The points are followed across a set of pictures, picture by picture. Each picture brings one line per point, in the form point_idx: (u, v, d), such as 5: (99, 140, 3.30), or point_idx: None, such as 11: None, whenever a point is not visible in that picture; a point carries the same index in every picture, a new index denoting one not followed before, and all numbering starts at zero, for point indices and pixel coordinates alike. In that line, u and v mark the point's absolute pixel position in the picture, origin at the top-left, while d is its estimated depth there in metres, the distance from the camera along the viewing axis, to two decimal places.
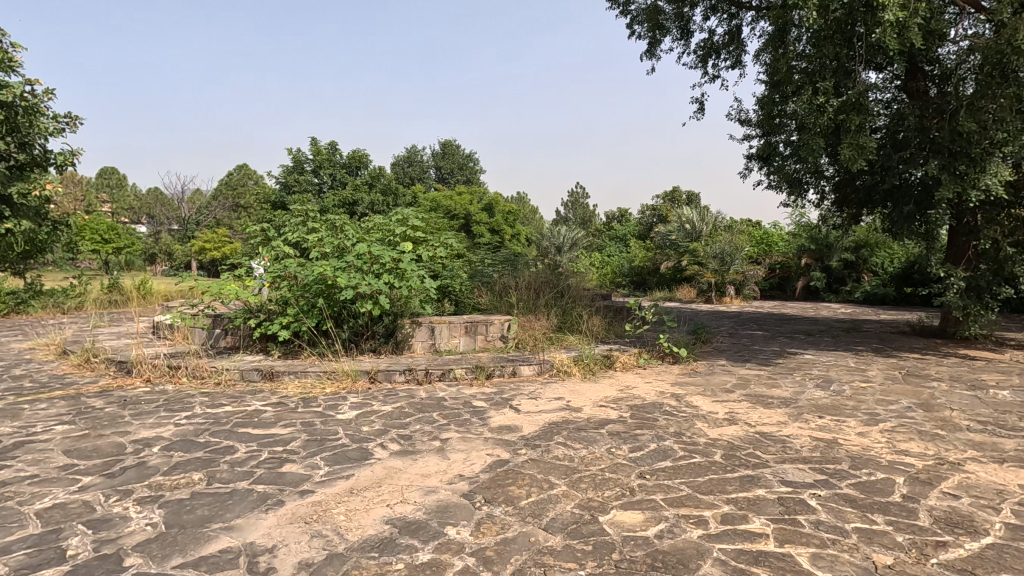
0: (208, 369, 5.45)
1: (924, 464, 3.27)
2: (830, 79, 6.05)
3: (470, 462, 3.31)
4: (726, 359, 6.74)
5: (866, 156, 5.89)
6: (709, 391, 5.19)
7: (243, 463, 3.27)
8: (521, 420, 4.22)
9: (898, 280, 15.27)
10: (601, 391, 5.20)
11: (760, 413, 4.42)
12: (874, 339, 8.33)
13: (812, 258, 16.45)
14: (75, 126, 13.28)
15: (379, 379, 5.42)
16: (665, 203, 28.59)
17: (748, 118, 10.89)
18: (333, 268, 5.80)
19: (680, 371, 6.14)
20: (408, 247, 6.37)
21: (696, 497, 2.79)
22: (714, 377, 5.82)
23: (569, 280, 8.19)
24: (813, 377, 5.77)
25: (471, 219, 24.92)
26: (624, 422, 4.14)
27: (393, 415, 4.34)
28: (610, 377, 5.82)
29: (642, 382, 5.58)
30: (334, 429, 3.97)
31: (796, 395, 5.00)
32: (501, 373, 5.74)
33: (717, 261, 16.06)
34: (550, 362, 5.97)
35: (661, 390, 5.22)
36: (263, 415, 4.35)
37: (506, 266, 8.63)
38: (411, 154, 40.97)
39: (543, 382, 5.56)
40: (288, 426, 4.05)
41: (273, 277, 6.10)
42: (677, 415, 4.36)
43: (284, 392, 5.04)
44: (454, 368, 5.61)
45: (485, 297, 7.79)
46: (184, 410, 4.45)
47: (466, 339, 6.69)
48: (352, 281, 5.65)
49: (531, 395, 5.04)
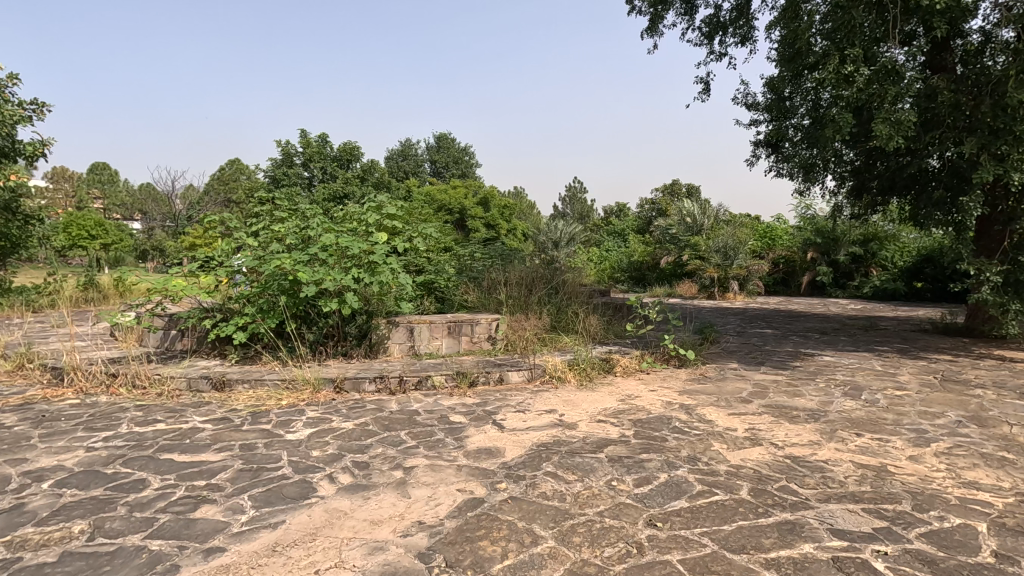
0: (150, 377, 4.77)
1: (1004, 503, 2.61)
2: (860, 46, 5.35)
3: (434, 503, 2.64)
4: (738, 363, 6.07)
5: (901, 132, 5.17)
6: (723, 401, 4.53)
7: (147, 505, 2.59)
8: (504, 441, 3.54)
9: (908, 275, 14.72)
10: (599, 402, 4.52)
11: (787, 430, 3.75)
12: (895, 338, 7.69)
13: (818, 252, 15.83)
14: (44, 113, 12.55)
15: (345, 389, 4.74)
16: (664, 197, 28.02)
17: (755, 102, 10.26)
18: (294, 262, 5.14)
19: (688, 377, 5.46)
20: (383, 238, 5.72)
21: (724, 558, 2.12)
22: (726, 383, 5.15)
23: (564, 275, 7.50)
24: (838, 383, 5.11)
25: (466, 214, 24.22)
26: (626, 444, 3.47)
27: (353, 435, 3.66)
28: (609, 383, 5.15)
29: (646, 390, 4.92)
30: (277, 454, 3.29)
31: (824, 406, 4.33)
32: (486, 380, 5.06)
33: (719, 255, 15.48)
34: (541, 367, 5.30)
35: (668, 401, 4.55)
36: (198, 434, 3.65)
37: (497, 261, 7.94)
38: (404, 148, 40.20)
39: (533, 391, 4.89)
40: (223, 450, 3.36)
41: (229, 273, 5.42)
42: (689, 434, 3.69)
43: (233, 404, 4.36)
44: (432, 376, 4.95)
45: (472, 294, 7.12)
46: (105, 429, 3.76)
47: (449, 341, 6.03)
48: (315, 276, 4.97)
49: (518, 407, 4.36)
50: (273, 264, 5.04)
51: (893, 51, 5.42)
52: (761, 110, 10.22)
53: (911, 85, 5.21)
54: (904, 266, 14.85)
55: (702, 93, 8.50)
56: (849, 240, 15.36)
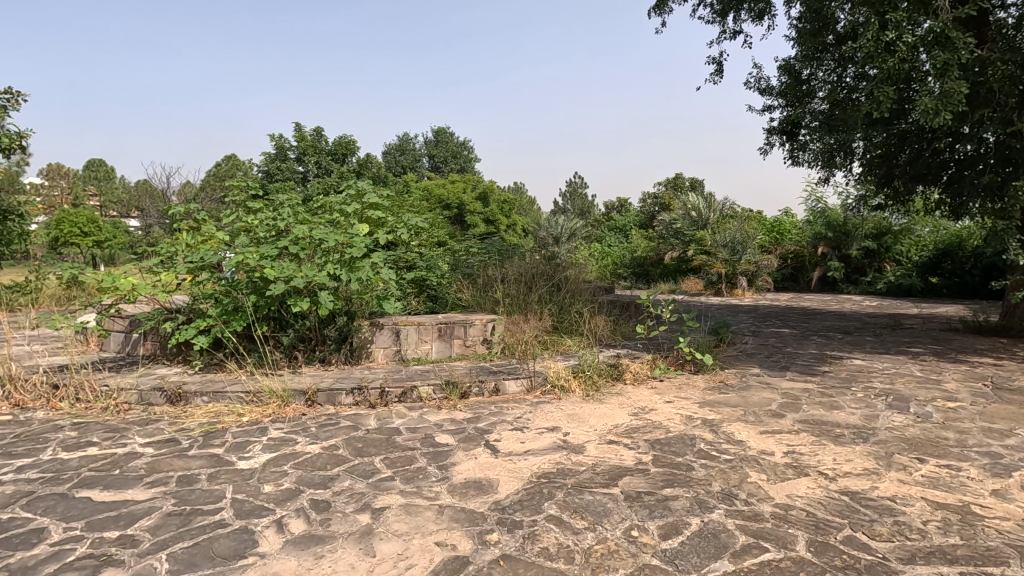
0: (96, 390, 4.16)
1: None
2: (905, 9, 4.75)
3: (405, 565, 2.04)
4: (761, 368, 5.48)
5: (952, 106, 4.59)
6: (751, 416, 3.93)
7: (32, 572, 1.99)
8: (498, 470, 2.95)
9: (925, 270, 14.16)
10: (608, 417, 3.93)
11: (834, 454, 3.16)
12: (926, 339, 7.09)
13: (830, 247, 15.20)
14: (18, 102, 11.89)
15: (319, 403, 4.16)
16: (667, 192, 27.42)
17: (768, 86, 9.65)
18: (261, 256, 4.55)
19: (706, 385, 4.86)
20: (365, 230, 5.14)
21: None
22: (751, 393, 4.55)
23: (567, 272, 6.91)
24: (879, 392, 4.51)
25: (465, 209, 23.40)
26: (645, 475, 2.88)
27: (318, 462, 3.07)
28: (619, 393, 4.56)
29: (661, 402, 4.32)
30: (219, 491, 2.69)
31: (869, 422, 3.74)
32: (480, 391, 4.47)
33: (727, 250, 14.89)
34: (542, 375, 4.71)
35: (689, 415, 3.96)
36: (134, 462, 3.06)
37: (494, 256, 7.34)
38: (402, 143, 39.52)
39: (533, 403, 4.30)
40: (155, 484, 2.75)
41: (190, 270, 4.83)
42: (718, 460, 3.09)
43: (186, 422, 3.77)
44: (417, 386, 4.35)
45: (466, 292, 6.52)
46: (24, 456, 3.16)
47: (440, 345, 5.42)
48: (285, 272, 4.38)
49: (515, 424, 3.77)
50: (237, 258, 4.45)
51: (939, 13, 4.79)
52: (776, 95, 9.61)
53: (962, 52, 4.59)
54: (920, 261, 14.30)
55: (715, 74, 7.91)
56: (862, 234, 14.73)
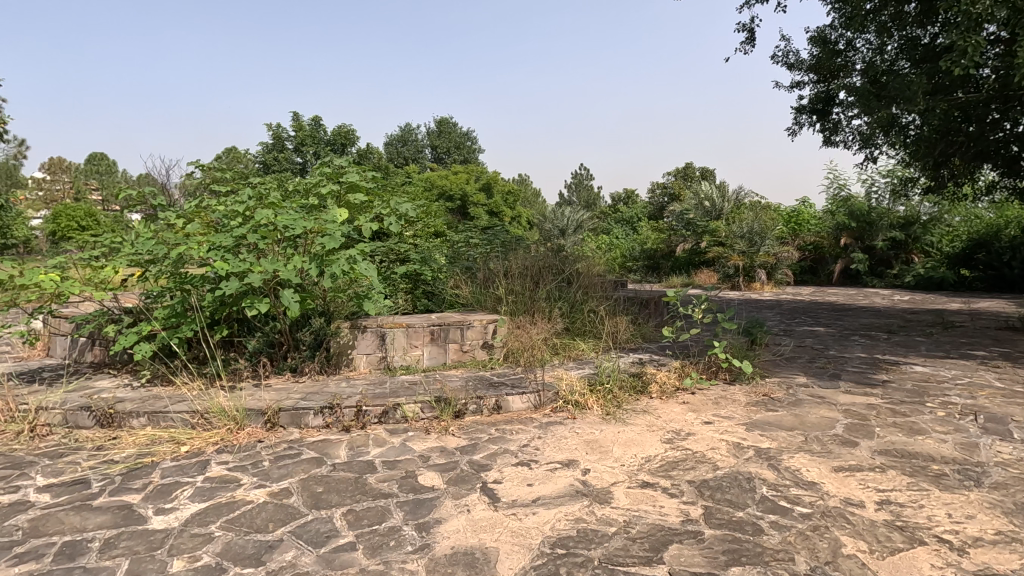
0: (10, 410, 3.41)
1: None
2: None
3: None
4: (808, 377, 4.67)
5: None
6: (816, 445, 3.14)
7: None
8: (497, 535, 2.18)
9: (956, 262, 13.25)
10: (637, 446, 3.15)
11: (946, 506, 2.37)
12: (985, 339, 6.26)
13: (853, 238, 14.32)
14: None
15: (281, 426, 3.43)
16: (676, 182, 26.48)
17: (798, 60, 8.81)
18: (215, 246, 3.80)
19: (748, 400, 4.07)
20: (343, 216, 4.36)
21: None
22: (806, 411, 3.76)
23: (578, 265, 6.12)
24: (964, 411, 3.70)
25: (468, 201, 22.62)
26: (698, 543, 2.10)
27: (258, 519, 2.30)
28: (645, 412, 3.79)
29: (699, 424, 3.54)
30: (109, 570, 1.94)
31: (971, 455, 2.94)
32: (478, 409, 3.70)
33: (744, 241, 14.02)
34: (552, 389, 3.94)
35: (737, 445, 3.17)
36: (14, 519, 2.30)
37: (495, 246, 6.55)
38: (404, 134, 38.72)
39: (542, 425, 3.53)
40: (21, 560, 1.99)
41: (135, 263, 4.06)
42: (793, 516, 2.31)
43: (109, 455, 3.00)
44: (401, 405, 3.59)
45: (465, 288, 5.74)
46: None
47: (432, 351, 4.64)
48: (242, 265, 3.62)
49: (520, 458, 2.99)
50: (183, 250, 3.70)
51: None
52: (805, 70, 8.76)
53: None
54: (950, 252, 13.45)
55: (746, 43, 7.10)
56: (887, 224, 13.87)
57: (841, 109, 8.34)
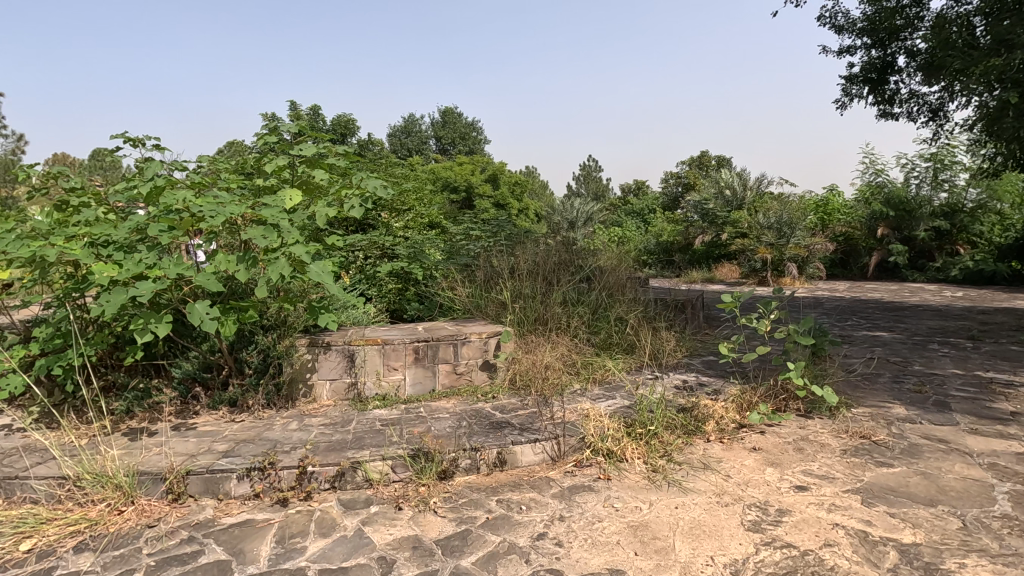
0: None
1: None
2: None
3: None
4: (908, 407, 3.56)
5: None
6: (990, 538, 2.04)
7: None
8: None
9: (1006, 253, 12.01)
10: (711, 540, 2.07)
11: None
12: None
13: (889, 228, 12.95)
14: None
15: (191, 497, 2.40)
16: (692, 171, 25.17)
17: (848, 21, 7.61)
18: (103, 241, 2.74)
19: (844, 446, 2.97)
20: (294, 200, 3.25)
21: None
22: (936, 468, 2.66)
23: (600, 261, 5.02)
24: None
25: (473, 192, 21.42)
26: None
27: None
28: (706, 467, 2.71)
29: (792, 492, 2.45)
30: None
31: None
32: (473, 466, 2.65)
33: (772, 232, 12.60)
34: (576, 434, 2.87)
35: (865, 536, 2.08)
36: None
37: (499, 238, 5.45)
38: (408, 124, 37.54)
39: (563, 493, 2.47)
40: None
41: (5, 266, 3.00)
42: None
43: None
44: (363, 464, 2.53)
45: (462, 290, 4.66)
46: None
47: (416, 375, 3.57)
48: (134, 268, 2.58)
49: (532, 567, 1.92)
50: (48, 250, 2.63)
51: None
52: (858, 34, 7.56)
53: None
54: (1002, 243, 12.18)
55: None
56: (929, 212, 12.64)
57: (901, 77, 7.17)
